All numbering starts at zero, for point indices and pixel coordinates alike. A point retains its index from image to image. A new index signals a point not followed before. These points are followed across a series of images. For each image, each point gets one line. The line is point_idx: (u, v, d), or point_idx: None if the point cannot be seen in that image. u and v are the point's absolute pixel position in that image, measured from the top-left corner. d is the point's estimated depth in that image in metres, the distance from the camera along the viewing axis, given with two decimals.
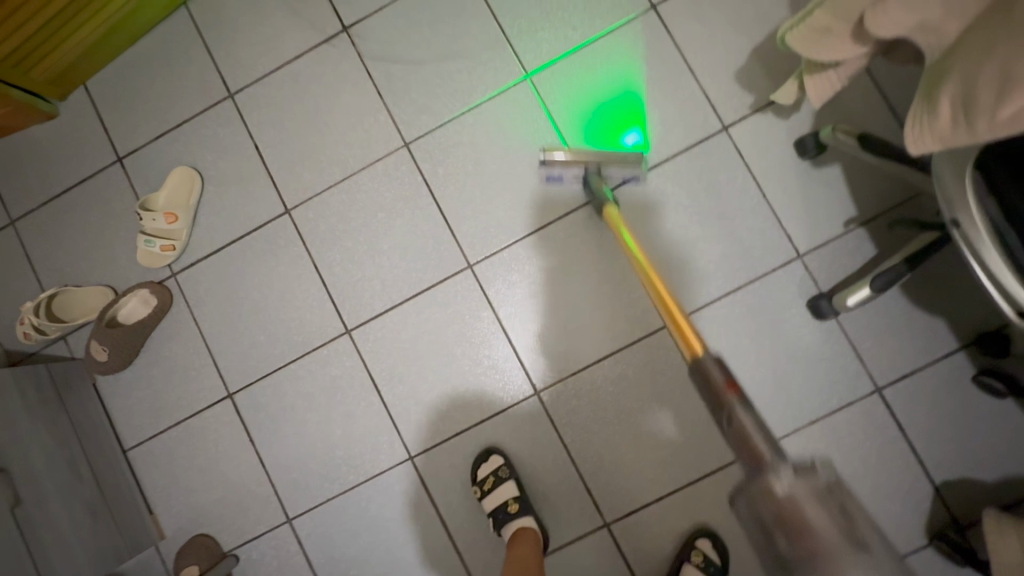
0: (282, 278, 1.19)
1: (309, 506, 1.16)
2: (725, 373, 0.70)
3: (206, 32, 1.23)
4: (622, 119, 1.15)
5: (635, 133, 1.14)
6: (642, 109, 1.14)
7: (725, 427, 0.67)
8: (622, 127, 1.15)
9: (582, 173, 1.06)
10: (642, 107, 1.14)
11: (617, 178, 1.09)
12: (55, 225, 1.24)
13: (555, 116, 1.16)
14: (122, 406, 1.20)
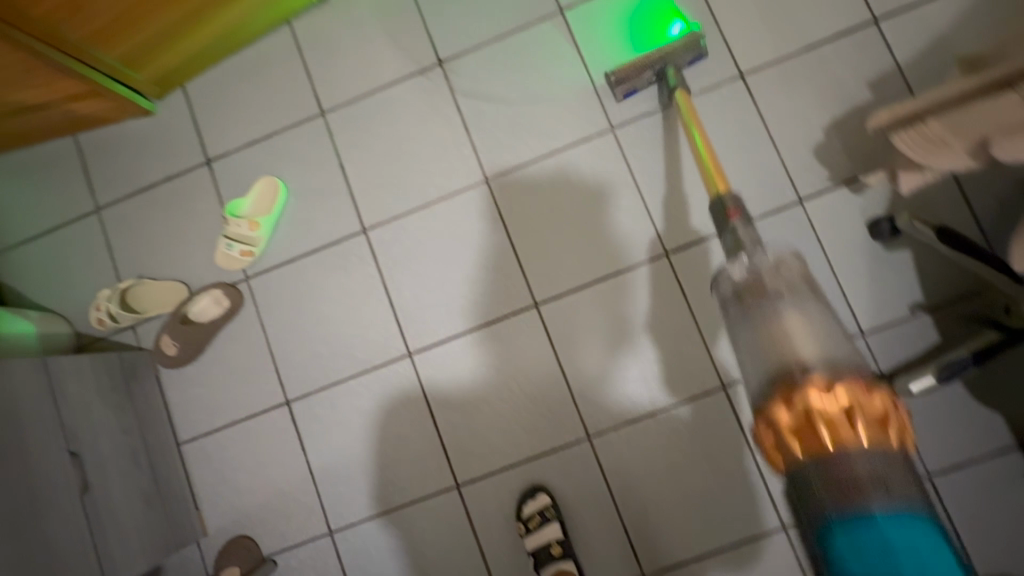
0: (352, 295, 1.22)
1: (352, 520, 1.18)
2: (732, 203, 0.88)
3: (306, 51, 1.28)
4: (659, 15, 1.22)
5: (677, 24, 1.21)
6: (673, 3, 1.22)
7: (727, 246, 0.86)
8: (666, 19, 1.21)
9: (655, 71, 1.10)
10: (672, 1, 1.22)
11: (681, 64, 1.12)
12: (138, 218, 1.28)
13: (592, 17, 1.23)
14: (182, 400, 1.23)
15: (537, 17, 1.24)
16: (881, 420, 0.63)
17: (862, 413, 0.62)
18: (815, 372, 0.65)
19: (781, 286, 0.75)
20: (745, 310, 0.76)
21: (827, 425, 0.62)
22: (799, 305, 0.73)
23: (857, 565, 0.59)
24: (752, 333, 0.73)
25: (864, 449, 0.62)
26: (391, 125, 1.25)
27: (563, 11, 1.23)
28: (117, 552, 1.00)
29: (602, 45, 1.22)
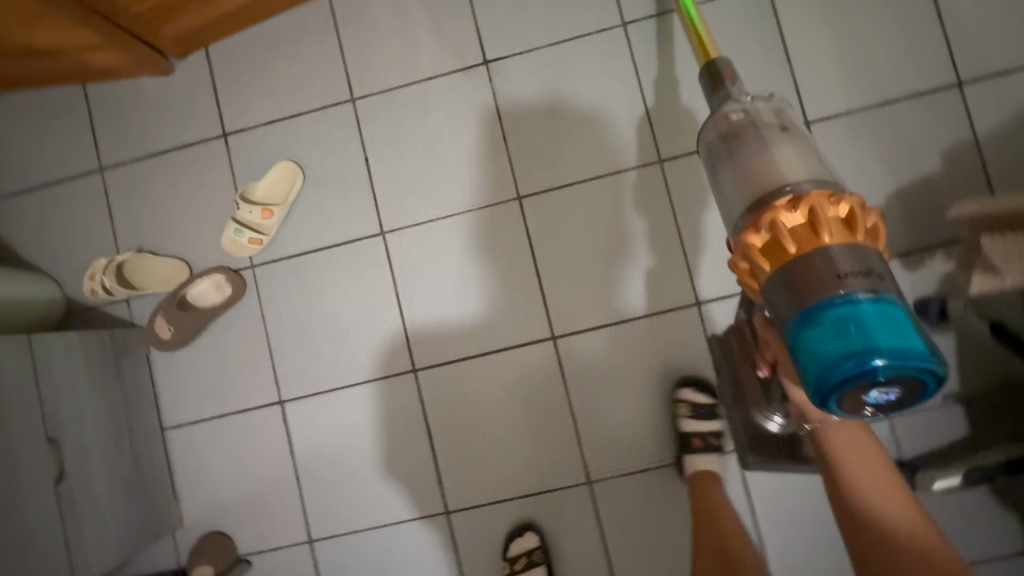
0: (361, 299, 1.16)
1: (334, 531, 1.15)
2: (727, 64, 0.66)
3: (342, 28, 1.18)
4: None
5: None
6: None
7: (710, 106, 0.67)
8: None
9: None
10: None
11: None
12: (143, 184, 1.20)
13: None
14: (171, 384, 1.18)
15: (597, 26, 1.14)
16: (850, 228, 0.54)
17: (828, 219, 0.53)
18: (801, 188, 0.55)
19: (780, 124, 0.61)
20: (726, 148, 0.61)
21: (796, 236, 0.54)
22: (793, 145, 0.59)
23: (830, 351, 0.50)
24: (734, 165, 0.60)
25: (842, 244, 0.53)
26: (424, 123, 1.16)
27: (626, 24, 1.13)
28: (90, 545, 0.95)
29: (663, 68, 1.12)
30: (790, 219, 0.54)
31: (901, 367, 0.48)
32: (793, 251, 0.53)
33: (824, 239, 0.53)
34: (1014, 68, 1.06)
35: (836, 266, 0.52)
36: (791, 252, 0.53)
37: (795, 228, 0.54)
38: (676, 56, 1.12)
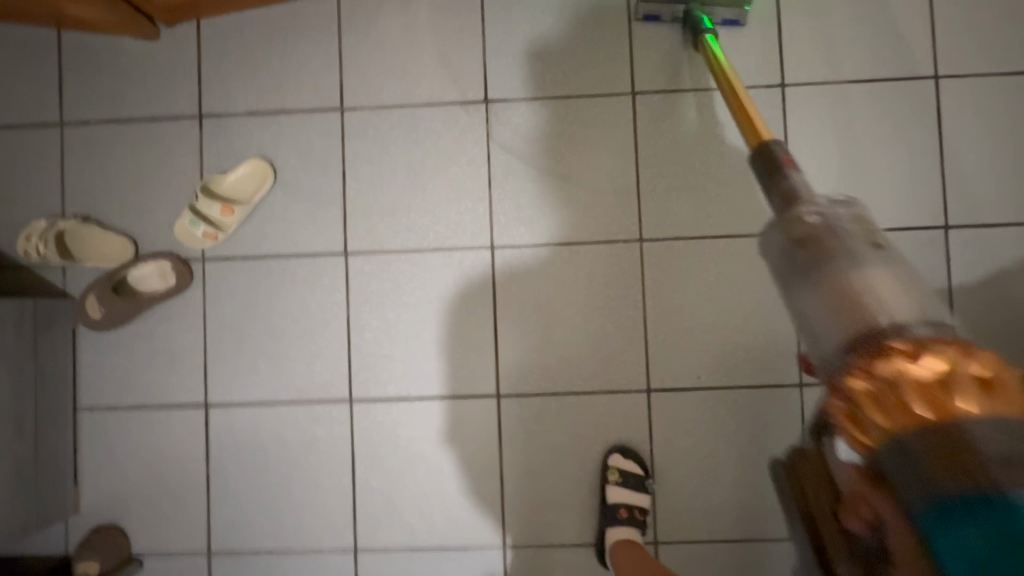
0: (309, 316, 1.11)
1: (236, 546, 1.11)
2: (784, 152, 0.69)
3: (345, 32, 1.12)
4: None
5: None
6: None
7: (775, 201, 0.66)
8: None
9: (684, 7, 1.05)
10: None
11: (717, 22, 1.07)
12: (104, 150, 1.13)
13: None
14: (93, 363, 1.12)
15: (605, 90, 1.10)
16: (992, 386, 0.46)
17: (961, 379, 0.46)
18: (908, 336, 0.51)
19: (871, 241, 0.59)
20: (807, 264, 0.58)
21: (920, 397, 0.47)
22: (889, 270, 0.56)
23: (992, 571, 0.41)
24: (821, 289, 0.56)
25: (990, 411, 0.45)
26: (411, 150, 1.11)
27: (634, 94, 1.10)
28: None
29: (662, 147, 1.10)
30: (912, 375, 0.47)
31: None
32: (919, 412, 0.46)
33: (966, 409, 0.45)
34: (1002, 223, 1.05)
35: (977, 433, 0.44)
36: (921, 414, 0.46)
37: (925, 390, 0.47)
38: (677, 138, 1.10)
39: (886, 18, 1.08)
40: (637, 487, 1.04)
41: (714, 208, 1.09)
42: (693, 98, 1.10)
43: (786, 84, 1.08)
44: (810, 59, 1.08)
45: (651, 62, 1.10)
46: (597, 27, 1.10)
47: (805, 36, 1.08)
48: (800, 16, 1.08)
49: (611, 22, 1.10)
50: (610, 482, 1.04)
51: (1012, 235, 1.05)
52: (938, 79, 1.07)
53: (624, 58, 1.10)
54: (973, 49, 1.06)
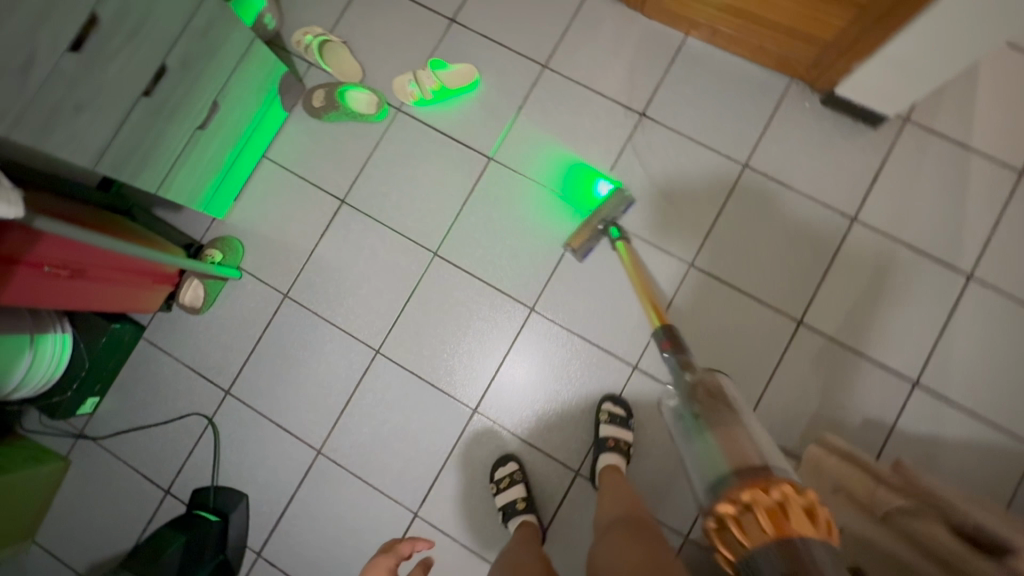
0: (442, 184, 1.48)
1: (304, 300, 1.47)
2: (666, 335, 1.05)
3: (577, 21, 1.50)
4: (586, 180, 1.41)
5: (603, 179, 1.39)
6: (596, 169, 1.42)
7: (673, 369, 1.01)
8: (588, 180, 1.42)
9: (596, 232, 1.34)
10: (591, 167, 1.42)
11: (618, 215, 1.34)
12: (381, 6, 1.55)
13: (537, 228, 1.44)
14: (292, 133, 1.53)
15: (727, 153, 1.43)
16: (744, 520, 0.71)
17: (778, 512, 0.69)
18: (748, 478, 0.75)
19: (703, 406, 0.89)
20: (690, 426, 0.89)
21: (773, 519, 0.69)
22: (724, 424, 0.85)
23: None
24: (698, 443, 0.85)
25: (751, 544, 0.69)
26: (573, 118, 1.47)
27: (745, 167, 1.42)
28: (181, 179, 1.30)
29: (742, 213, 1.41)
30: (739, 516, 0.71)
31: None
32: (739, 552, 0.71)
33: (749, 542, 0.70)
34: (959, 404, 1.29)
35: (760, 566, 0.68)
36: (767, 536, 0.68)
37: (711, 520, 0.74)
38: (757, 212, 1.40)
39: (956, 215, 1.35)
40: (622, 426, 1.32)
41: (754, 273, 1.38)
42: (784, 192, 1.40)
43: (856, 219, 1.38)
44: (882, 212, 1.37)
45: (769, 152, 1.42)
46: (746, 110, 1.43)
47: (889, 195, 1.37)
48: (893, 180, 1.38)
49: (757, 112, 1.43)
50: (600, 419, 1.33)
51: (961, 416, 1.29)
52: (971, 278, 1.33)
53: (752, 139, 1.43)
54: (1007, 271, 1.32)
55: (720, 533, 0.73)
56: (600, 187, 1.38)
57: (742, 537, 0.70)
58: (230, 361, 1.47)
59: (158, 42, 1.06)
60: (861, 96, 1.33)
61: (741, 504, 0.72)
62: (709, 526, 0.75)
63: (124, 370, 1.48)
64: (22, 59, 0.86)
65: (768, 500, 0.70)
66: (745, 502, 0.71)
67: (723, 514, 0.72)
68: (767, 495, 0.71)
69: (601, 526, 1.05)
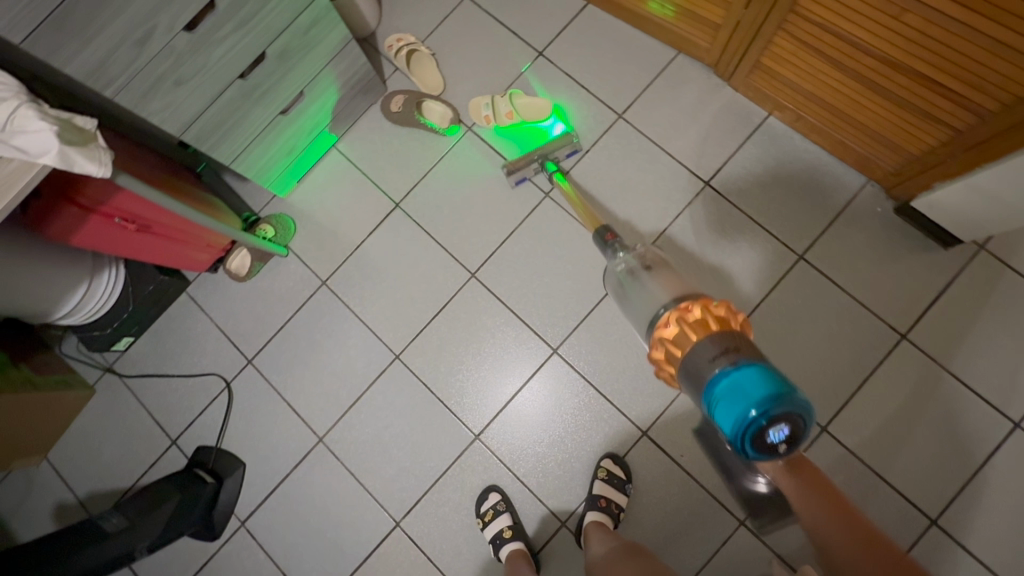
0: (495, 208, 1.50)
1: (339, 290, 1.52)
2: (608, 229, 1.10)
3: (661, 78, 1.51)
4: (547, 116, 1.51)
5: (559, 123, 1.50)
6: (560, 106, 1.52)
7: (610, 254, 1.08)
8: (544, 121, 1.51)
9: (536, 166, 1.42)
10: (558, 105, 1.52)
11: (562, 155, 1.45)
12: (476, 27, 1.59)
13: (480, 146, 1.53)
14: (365, 130, 1.59)
15: (784, 240, 1.40)
16: (696, 321, 0.77)
17: (720, 312, 0.77)
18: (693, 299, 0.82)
19: (648, 263, 1.01)
20: (632, 277, 1.01)
21: (720, 322, 0.77)
22: (665, 273, 0.97)
23: (738, 403, 0.68)
24: (640, 286, 0.97)
25: (693, 343, 0.76)
26: (635, 171, 1.47)
27: (800, 259, 1.39)
28: (255, 156, 1.36)
29: (785, 303, 1.37)
30: (689, 317, 0.78)
31: (771, 408, 0.66)
32: (685, 347, 0.77)
33: (697, 335, 0.76)
34: (977, 556, 1.22)
35: (698, 359, 0.75)
36: (712, 330, 0.76)
37: (663, 324, 0.80)
38: (801, 306, 1.37)
39: (1015, 357, 1.28)
40: (618, 487, 1.30)
41: (786, 367, 1.35)
42: (835, 293, 1.36)
43: (905, 337, 1.32)
44: (935, 337, 1.31)
45: (828, 248, 1.38)
46: (812, 201, 1.41)
47: (946, 320, 1.32)
48: (954, 306, 1.32)
49: (824, 206, 1.40)
50: (597, 476, 1.32)
51: (979, 570, 1.21)
52: (1017, 426, 1.25)
53: (813, 233, 1.40)
54: None
55: (670, 334, 0.79)
56: (554, 128, 1.50)
57: (692, 334, 0.77)
58: (258, 332, 1.52)
59: (265, 33, 1.13)
60: (936, 213, 1.29)
61: (695, 312, 0.78)
62: (662, 335, 0.80)
63: (161, 318, 1.56)
64: (140, 33, 0.94)
65: (718, 311, 0.77)
66: (697, 309, 0.78)
67: (677, 320, 0.78)
68: (713, 304, 0.78)
69: (593, 564, 1.11)
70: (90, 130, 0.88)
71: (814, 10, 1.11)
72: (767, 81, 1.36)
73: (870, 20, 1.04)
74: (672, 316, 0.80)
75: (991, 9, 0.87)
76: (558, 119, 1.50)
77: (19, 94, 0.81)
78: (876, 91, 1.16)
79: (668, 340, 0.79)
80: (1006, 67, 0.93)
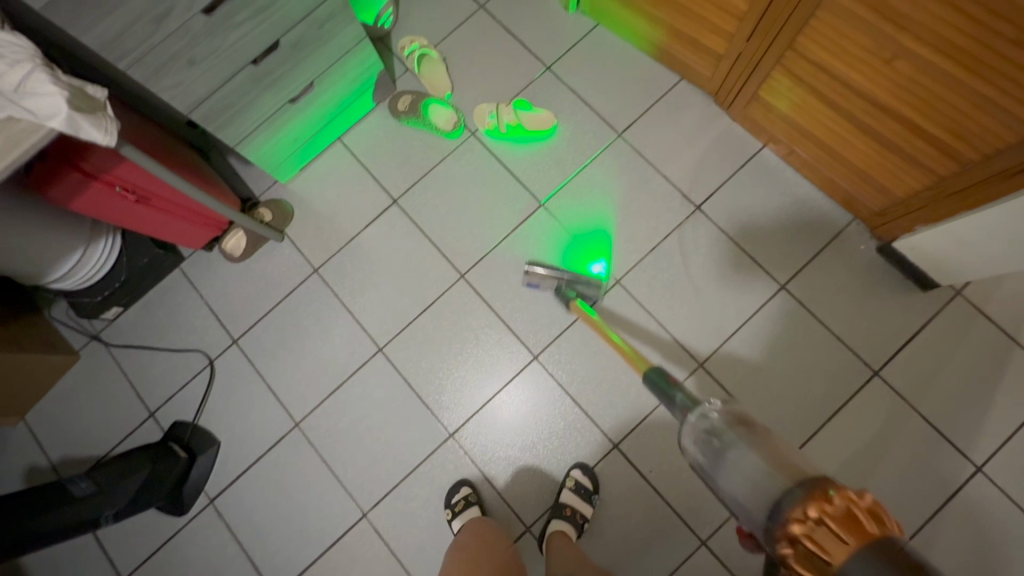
0: (489, 213, 1.53)
1: (330, 279, 1.54)
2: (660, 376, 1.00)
3: (664, 101, 1.55)
4: (591, 249, 1.47)
5: (601, 262, 1.46)
6: (609, 245, 1.48)
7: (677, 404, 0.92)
8: (588, 250, 1.48)
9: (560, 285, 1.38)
10: (608, 243, 1.48)
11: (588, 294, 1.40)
12: (489, 35, 1.64)
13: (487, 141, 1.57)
14: (370, 126, 1.62)
15: (768, 269, 1.43)
16: (844, 518, 0.63)
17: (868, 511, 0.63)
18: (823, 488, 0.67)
19: (739, 422, 0.83)
20: (713, 439, 0.82)
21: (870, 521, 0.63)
22: (765, 446, 0.78)
23: None
24: (733, 466, 0.77)
25: (847, 555, 0.61)
26: (631, 190, 1.51)
27: (782, 288, 1.42)
28: (260, 141, 1.40)
29: (764, 330, 1.40)
30: (836, 513, 0.63)
31: None
32: (840, 555, 0.61)
33: (852, 541, 0.61)
34: None
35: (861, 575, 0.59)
36: (869, 535, 0.61)
37: (799, 516, 0.65)
38: (780, 335, 1.40)
39: (983, 403, 1.30)
40: (584, 497, 1.32)
41: (760, 392, 1.37)
42: (814, 325, 1.39)
43: (877, 374, 1.35)
44: (907, 375, 1.34)
45: (810, 280, 1.42)
46: (799, 234, 1.44)
47: (920, 359, 1.34)
48: (928, 348, 1.35)
49: (810, 240, 1.44)
50: (565, 484, 1.33)
51: None
52: (980, 471, 1.28)
53: (797, 265, 1.43)
54: (1020, 478, 1.26)
55: (812, 533, 0.63)
56: (595, 264, 1.46)
57: (844, 541, 0.62)
58: (246, 313, 1.54)
59: (281, 22, 1.17)
60: (918, 256, 1.32)
61: (841, 506, 0.63)
62: (803, 536, 0.64)
63: (153, 290, 1.58)
64: (158, 11, 0.97)
65: (866, 504, 0.64)
66: (844, 504, 0.63)
67: (819, 517, 0.64)
68: (862, 499, 0.64)
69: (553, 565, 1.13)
70: (100, 99, 0.91)
71: (810, 47, 1.15)
72: (763, 112, 1.40)
73: (861, 63, 1.08)
74: (811, 513, 0.65)
75: (972, 60, 0.91)
76: (603, 258, 1.46)
77: (34, 58, 0.85)
78: (865, 132, 1.20)
79: (810, 539, 0.63)
80: (986, 119, 0.97)
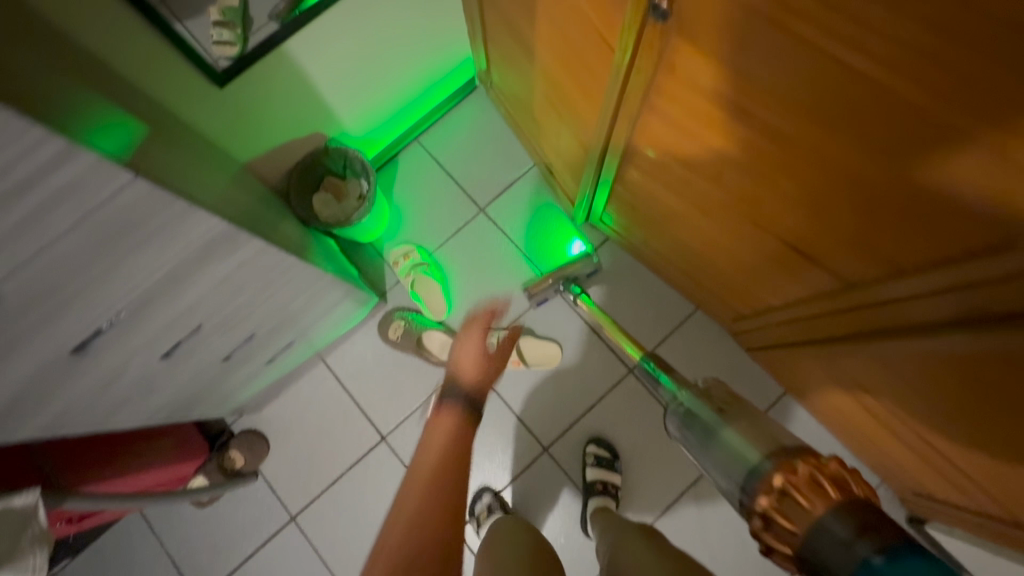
0: (489, 456, 1.43)
1: (311, 525, 1.40)
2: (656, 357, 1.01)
3: (675, 335, 1.48)
4: (561, 235, 1.51)
5: (579, 241, 1.50)
6: (570, 224, 1.52)
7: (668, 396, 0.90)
8: (564, 238, 1.51)
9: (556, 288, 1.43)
10: (569, 222, 1.52)
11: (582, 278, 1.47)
12: (488, 244, 1.52)
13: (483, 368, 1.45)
14: (355, 347, 1.48)
15: None
16: (826, 474, 0.54)
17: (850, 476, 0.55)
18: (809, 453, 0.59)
19: (717, 405, 0.76)
20: (693, 419, 0.78)
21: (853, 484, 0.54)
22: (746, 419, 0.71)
23: None
24: (717, 446, 0.69)
25: (829, 510, 0.51)
26: (642, 433, 1.41)
27: None
28: (228, 399, 1.26)
29: None
30: (818, 472, 0.55)
31: None
32: (814, 502, 0.53)
33: (834, 496, 0.52)
34: None
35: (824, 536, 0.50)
36: (854, 495, 0.53)
37: (784, 469, 0.57)
38: None
39: None
40: None
41: None
42: None
43: None
44: None
45: None
46: None
47: None
48: None
49: None
50: None
51: None
52: None
53: None
54: None
55: (797, 483, 0.55)
56: (575, 246, 1.50)
57: (827, 495, 0.53)
58: (214, 565, 1.39)
59: (255, 323, 1.03)
60: (949, 545, 1.24)
61: (832, 465, 0.55)
62: (776, 481, 0.57)
63: (105, 534, 1.41)
64: (107, 380, 0.83)
65: (859, 478, 0.55)
66: (833, 466, 0.55)
67: (808, 468, 0.55)
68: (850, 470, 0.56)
69: None
70: (30, 505, 0.76)
71: (845, 365, 1.04)
72: (787, 366, 1.29)
73: (898, 402, 0.98)
74: (796, 470, 0.57)
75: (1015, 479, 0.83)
76: (578, 235, 1.51)
77: None
78: (903, 440, 1.10)
79: (794, 491, 0.55)
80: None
